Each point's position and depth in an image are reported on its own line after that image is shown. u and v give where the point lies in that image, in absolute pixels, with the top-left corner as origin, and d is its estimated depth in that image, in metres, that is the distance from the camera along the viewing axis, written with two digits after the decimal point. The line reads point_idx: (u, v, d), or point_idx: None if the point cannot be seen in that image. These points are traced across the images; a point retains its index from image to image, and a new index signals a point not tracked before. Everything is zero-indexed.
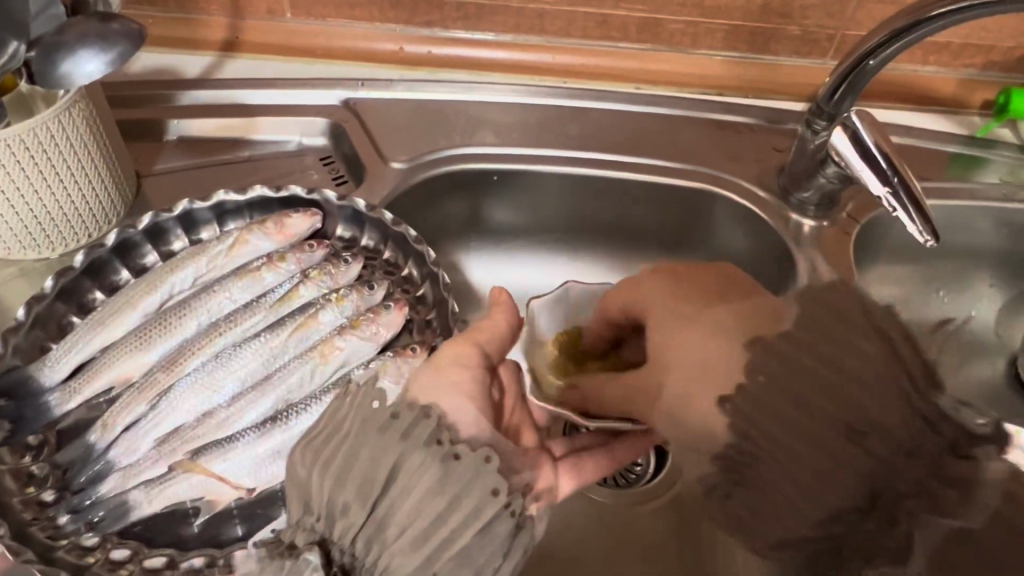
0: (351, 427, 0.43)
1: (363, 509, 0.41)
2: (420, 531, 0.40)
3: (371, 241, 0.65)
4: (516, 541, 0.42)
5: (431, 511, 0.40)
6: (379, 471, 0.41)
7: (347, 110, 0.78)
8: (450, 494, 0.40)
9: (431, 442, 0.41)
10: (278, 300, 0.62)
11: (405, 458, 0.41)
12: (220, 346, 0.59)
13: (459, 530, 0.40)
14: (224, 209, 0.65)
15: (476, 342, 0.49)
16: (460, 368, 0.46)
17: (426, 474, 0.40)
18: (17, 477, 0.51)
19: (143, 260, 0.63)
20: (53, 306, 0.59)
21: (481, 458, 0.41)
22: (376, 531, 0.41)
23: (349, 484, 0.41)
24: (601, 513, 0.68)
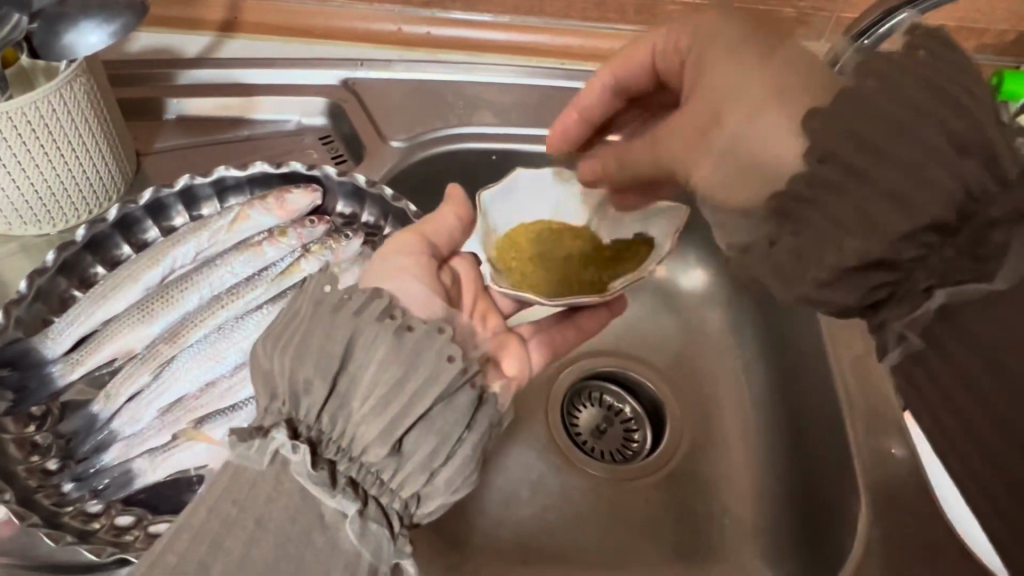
0: (303, 312, 0.44)
1: (324, 382, 0.41)
2: (381, 397, 0.41)
3: (371, 217, 0.66)
4: (480, 412, 0.44)
5: (390, 376, 0.41)
6: (336, 347, 0.42)
7: (347, 90, 0.78)
8: (405, 363, 0.42)
9: (383, 318, 0.43)
10: (279, 274, 0.62)
11: (357, 332, 0.42)
12: (222, 318, 0.60)
13: (420, 395, 0.41)
14: (224, 185, 0.65)
15: (423, 233, 0.53)
16: (405, 254, 0.51)
17: (381, 344, 0.42)
18: (21, 446, 0.52)
19: (145, 235, 0.64)
20: (55, 280, 0.59)
21: (432, 329, 0.44)
22: (340, 404, 0.42)
23: (308, 361, 0.41)
24: (599, 487, 0.69)
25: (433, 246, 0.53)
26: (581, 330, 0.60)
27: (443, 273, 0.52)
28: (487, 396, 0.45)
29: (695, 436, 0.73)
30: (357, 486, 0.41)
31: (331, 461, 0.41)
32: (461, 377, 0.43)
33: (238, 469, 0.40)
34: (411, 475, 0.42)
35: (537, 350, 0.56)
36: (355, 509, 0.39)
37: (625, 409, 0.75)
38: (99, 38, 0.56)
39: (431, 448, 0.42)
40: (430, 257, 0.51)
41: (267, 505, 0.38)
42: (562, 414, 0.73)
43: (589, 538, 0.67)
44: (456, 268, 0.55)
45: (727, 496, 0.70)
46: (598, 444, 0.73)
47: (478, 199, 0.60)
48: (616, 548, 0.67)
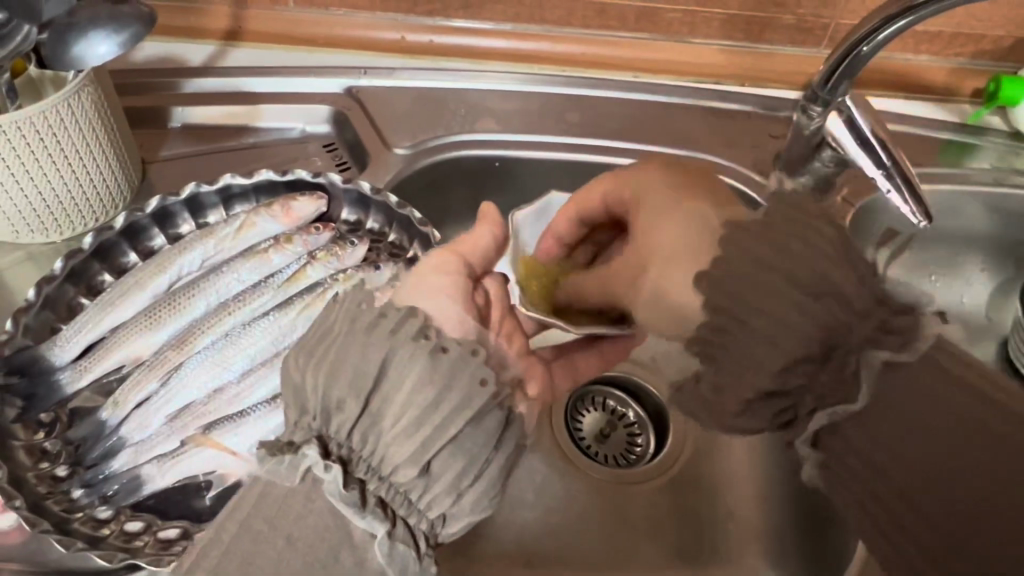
0: (342, 330, 0.42)
1: (357, 403, 0.40)
2: (413, 419, 0.40)
3: (376, 224, 0.66)
4: (506, 433, 0.44)
5: (423, 398, 0.40)
6: (370, 366, 0.41)
7: (350, 98, 0.79)
8: (438, 385, 0.41)
9: (418, 337, 0.42)
10: (286, 281, 0.62)
11: (393, 351, 0.41)
12: (229, 324, 0.60)
13: (450, 418, 0.40)
14: (230, 193, 0.66)
15: (457, 254, 0.53)
16: (437, 276, 0.50)
17: (415, 364, 0.41)
18: (31, 453, 0.52)
19: (151, 243, 0.64)
20: (63, 288, 0.60)
21: (467, 351, 0.43)
22: (371, 423, 0.41)
23: (342, 377, 0.41)
24: (601, 491, 0.70)
25: (467, 267, 0.52)
26: (601, 356, 0.60)
27: (478, 293, 0.51)
28: (513, 416, 0.45)
29: (698, 440, 0.74)
30: (385, 506, 0.41)
31: (361, 480, 0.41)
32: (488, 399, 0.42)
33: (265, 485, 0.40)
34: (438, 497, 0.41)
35: (560, 376, 0.56)
36: (384, 530, 0.39)
37: (630, 414, 0.76)
38: (109, 49, 0.56)
39: (459, 470, 0.41)
40: (464, 279, 0.50)
41: (298, 522, 0.38)
42: (566, 418, 0.74)
43: (592, 543, 0.67)
44: (487, 287, 0.53)
45: (730, 500, 0.71)
46: (602, 448, 0.73)
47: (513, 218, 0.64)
48: (621, 552, 0.67)
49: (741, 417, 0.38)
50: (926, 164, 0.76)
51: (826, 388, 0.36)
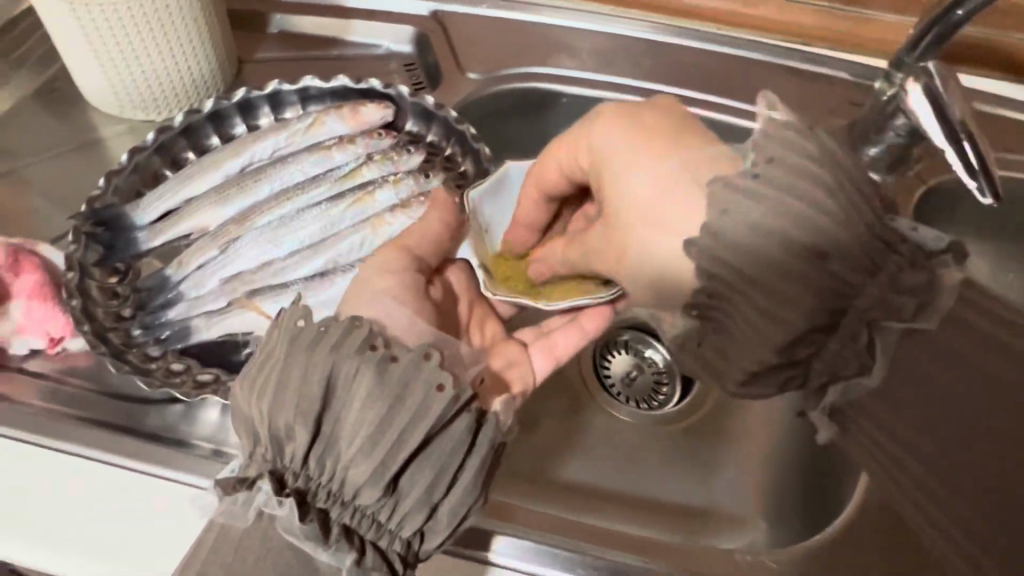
0: (286, 340, 0.43)
1: (306, 429, 0.41)
2: (368, 438, 0.41)
3: (435, 137, 0.69)
4: (481, 435, 0.43)
5: (374, 416, 0.41)
6: (312, 389, 0.41)
7: (434, 21, 0.82)
8: (387, 401, 0.41)
9: (363, 349, 0.42)
10: (344, 176, 0.67)
11: (336, 370, 0.41)
12: (286, 211, 0.67)
13: (409, 430, 0.41)
14: (308, 94, 0.71)
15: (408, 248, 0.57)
16: (387, 272, 0.54)
17: (362, 379, 0.41)
18: (104, 292, 0.59)
19: (232, 131, 0.70)
20: (150, 158, 0.66)
21: (419, 356, 0.43)
22: (326, 448, 0.41)
23: (286, 406, 0.41)
24: (613, 428, 0.72)
25: (424, 262, 0.58)
26: (579, 332, 0.61)
27: (434, 286, 0.59)
28: (491, 418, 0.44)
29: (723, 398, 0.74)
30: (352, 533, 0.43)
31: (322, 509, 0.42)
32: (451, 406, 0.42)
33: (225, 526, 0.42)
34: (408, 514, 0.42)
35: (541, 361, 0.60)
36: (351, 560, 0.41)
37: (658, 361, 0.76)
38: None
39: (429, 483, 0.42)
40: (420, 277, 0.55)
41: (256, 568, 0.41)
42: (594, 359, 0.76)
43: (598, 473, 0.69)
44: (449, 277, 0.62)
45: (747, 460, 0.70)
46: (626, 390, 0.75)
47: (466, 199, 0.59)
48: (628, 486, 0.68)
49: (747, 382, 0.43)
50: (1014, 149, 0.70)
51: (837, 356, 0.41)
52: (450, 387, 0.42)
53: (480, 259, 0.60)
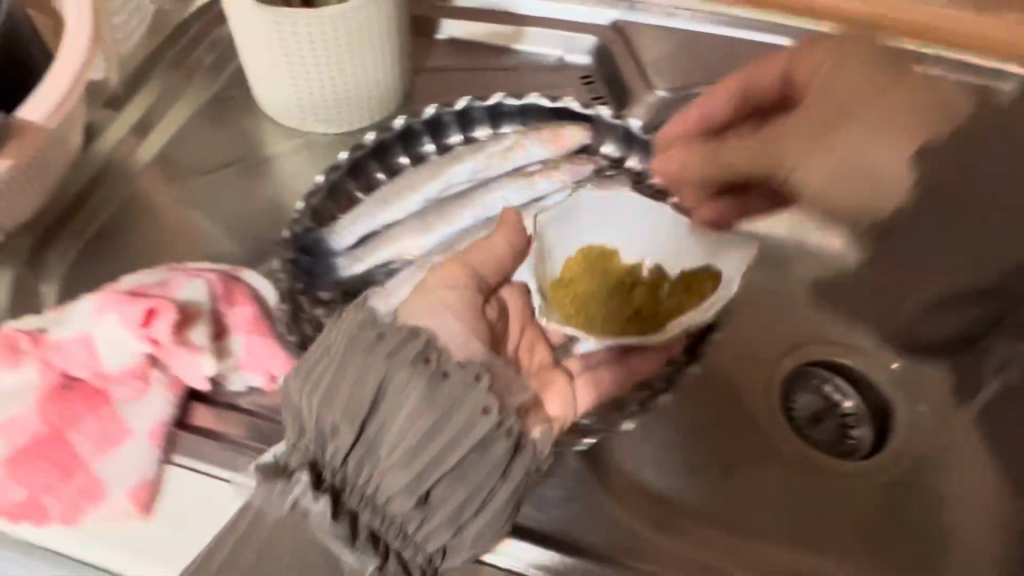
0: (338, 342, 0.42)
1: (350, 430, 0.41)
2: (411, 447, 0.40)
3: (637, 164, 0.66)
4: (516, 464, 0.42)
5: (420, 428, 0.40)
6: (365, 391, 0.41)
7: (615, 32, 0.77)
8: (437, 414, 0.40)
9: (418, 361, 0.41)
10: (557, 206, 0.61)
11: (389, 378, 0.41)
12: (498, 240, 0.60)
13: (450, 448, 0.40)
14: (500, 112, 0.68)
15: (469, 264, 0.46)
16: (449, 288, 0.45)
17: (412, 391, 0.41)
18: (312, 324, 0.55)
19: (422, 149, 0.67)
20: (345, 180, 0.64)
21: (471, 375, 0.41)
22: (368, 453, 0.41)
23: (336, 405, 0.41)
24: (804, 466, 0.66)
25: (483, 283, 0.46)
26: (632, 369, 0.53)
27: (491, 307, 0.47)
28: (529, 443, 0.42)
29: (927, 451, 0.67)
30: (378, 540, 0.41)
31: (353, 510, 0.41)
32: (493, 432, 0.41)
33: (260, 512, 0.41)
34: (437, 529, 0.41)
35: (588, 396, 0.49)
36: (373, 565, 0.41)
37: (846, 404, 0.71)
38: None
39: (463, 499, 0.41)
40: (479, 295, 0.45)
41: (285, 563, 0.40)
42: (781, 392, 0.71)
43: (794, 517, 0.62)
44: (504, 294, 0.49)
45: (954, 517, 0.63)
46: (814, 428, 0.69)
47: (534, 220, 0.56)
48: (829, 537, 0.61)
49: None
50: None
51: None
52: (427, 419, 0.40)
53: (538, 283, 0.55)
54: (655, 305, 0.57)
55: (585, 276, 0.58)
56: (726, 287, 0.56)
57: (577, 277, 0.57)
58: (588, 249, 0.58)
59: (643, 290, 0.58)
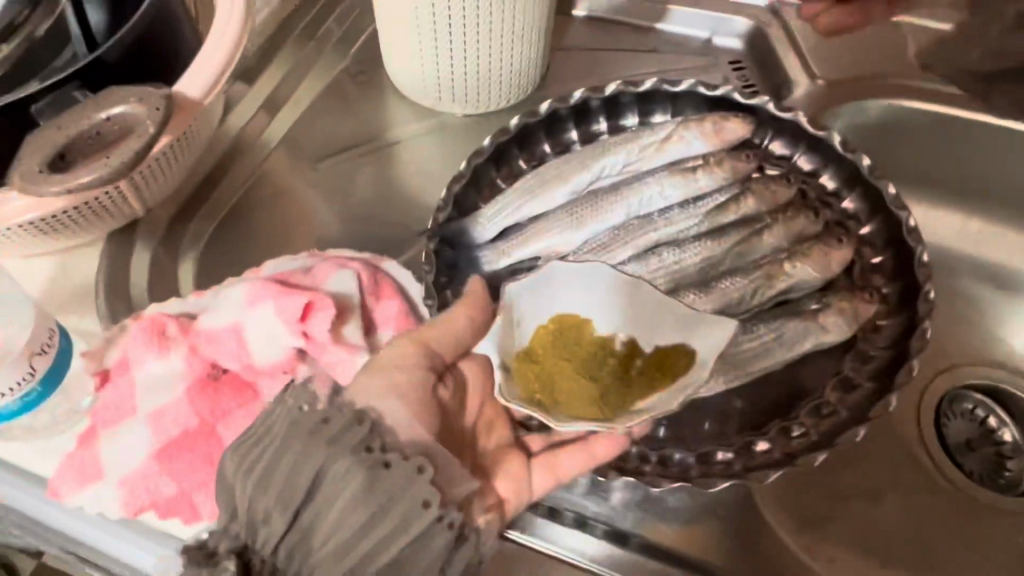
0: (275, 432, 0.36)
1: (284, 517, 0.34)
2: (347, 540, 0.35)
3: (807, 164, 0.59)
4: (455, 554, 0.37)
5: (355, 520, 0.35)
6: (301, 480, 0.35)
7: (772, 14, 0.71)
8: (374, 506, 0.35)
9: (360, 450, 0.36)
10: (716, 209, 0.57)
11: (328, 467, 0.35)
12: (651, 242, 0.56)
13: (382, 546, 0.35)
14: (653, 99, 0.62)
15: (426, 342, 0.43)
16: (398, 368, 0.41)
17: (351, 482, 0.35)
18: None
19: (566, 137, 0.63)
20: (487, 166, 0.60)
21: (413, 468, 0.36)
22: (301, 540, 0.35)
23: (270, 490, 0.34)
24: (958, 501, 0.62)
25: (435, 362, 0.43)
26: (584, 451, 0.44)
27: (445, 384, 0.44)
28: (469, 531, 0.38)
29: None
30: None
31: None
32: (439, 530, 0.36)
33: None
34: None
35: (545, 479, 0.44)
36: None
37: (1003, 435, 0.66)
38: None
39: None
40: (429, 378, 0.42)
41: None
42: (934, 417, 0.66)
43: (949, 557, 0.58)
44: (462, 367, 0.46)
45: None
46: (969, 458, 0.65)
47: (506, 289, 0.43)
48: None
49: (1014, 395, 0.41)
50: None
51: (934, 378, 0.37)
52: (440, 507, 0.36)
53: (500, 356, 0.41)
54: (632, 386, 0.44)
55: (551, 346, 0.44)
56: (698, 363, 0.43)
57: (545, 352, 0.44)
58: (560, 318, 0.45)
59: (616, 360, 0.44)
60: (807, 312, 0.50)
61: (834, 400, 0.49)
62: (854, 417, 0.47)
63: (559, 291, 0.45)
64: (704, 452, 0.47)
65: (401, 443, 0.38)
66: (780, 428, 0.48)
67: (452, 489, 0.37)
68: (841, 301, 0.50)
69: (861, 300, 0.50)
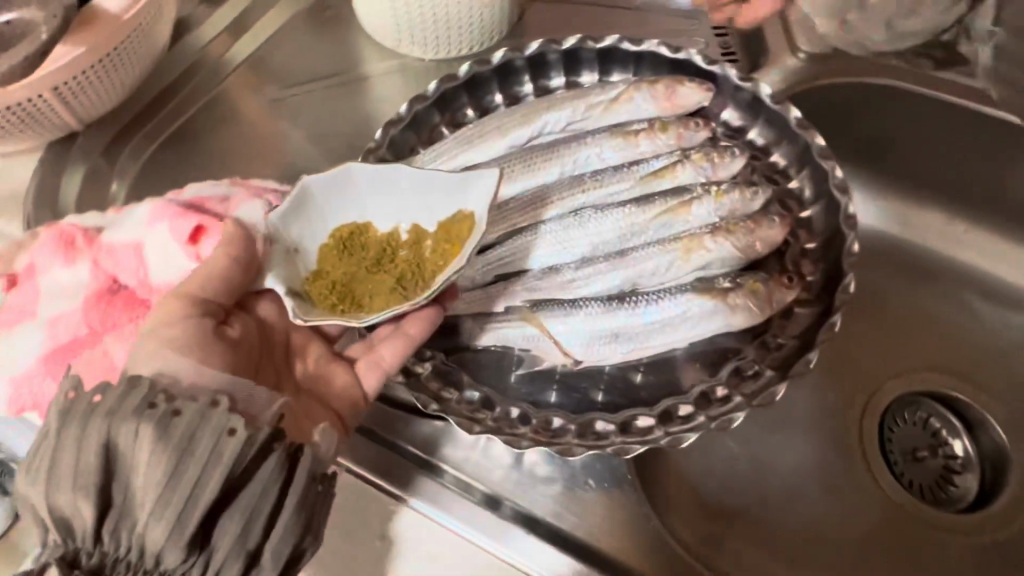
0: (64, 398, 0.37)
1: (90, 501, 0.34)
2: (157, 497, 0.34)
3: (761, 138, 0.56)
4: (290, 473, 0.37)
5: (156, 473, 0.35)
6: (90, 459, 0.34)
7: None
8: (174, 451, 0.35)
9: (144, 408, 0.36)
10: (649, 175, 0.55)
11: (114, 434, 0.35)
12: (579, 204, 0.54)
13: (197, 483, 0.35)
14: (612, 57, 0.59)
15: (189, 294, 0.44)
16: (168, 325, 0.42)
17: (142, 441, 0.35)
18: None
19: (519, 89, 0.61)
20: (430, 112, 0.59)
21: (207, 404, 0.37)
22: (121, 515, 0.35)
23: (65, 481, 0.34)
24: (892, 517, 0.55)
25: (210, 307, 0.44)
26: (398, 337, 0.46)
27: (231, 326, 0.45)
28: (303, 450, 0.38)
29: None
30: None
31: None
32: (247, 449, 0.36)
33: None
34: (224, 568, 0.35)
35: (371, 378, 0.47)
36: None
37: (954, 446, 0.59)
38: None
39: (240, 529, 0.35)
40: (208, 321, 0.43)
41: None
42: (876, 425, 0.59)
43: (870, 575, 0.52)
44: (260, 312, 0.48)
45: None
46: (912, 471, 0.58)
47: (269, 227, 0.45)
48: None
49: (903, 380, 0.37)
50: None
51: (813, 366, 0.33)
52: (246, 428, 0.36)
53: (288, 286, 0.44)
54: (421, 270, 0.45)
55: (339, 260, 0.46)
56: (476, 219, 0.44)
57: (334, 266, 0.46)
58: (342, 230, 0.47)
59: (407, 253, 0.46)
60: (717, 289, 0.48)
61: (729, 386, 0.46)
62: (738, 404, 0.44)
63: (335, 207, 0.47)
64: (585, 421, 0.45)
65: (195, 387, 0.39)
66: (663, 409, 0.45)
67: (260, 417, 0.39)
68: (754, 282, 0.48)
69: (778, 286, 0.47)
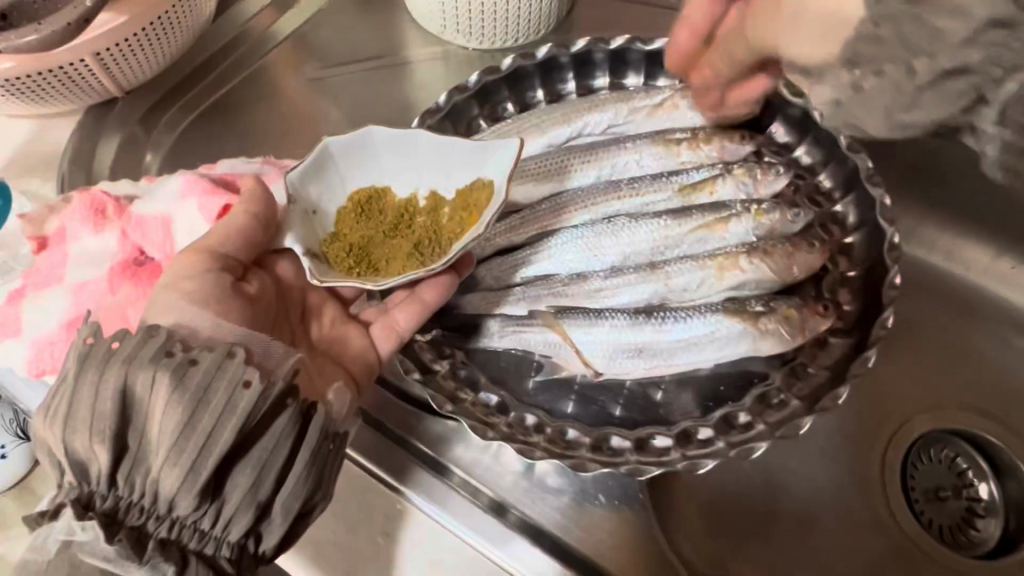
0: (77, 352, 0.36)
1: (104, 449, 0.34)
2: (171, 447, 0.34)
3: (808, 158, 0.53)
4: (302, 425, 0.37)
5: (170, 425, 0.34)
6: (104, 405, 0.34)
7: None
8: (189, 401, 0.34)
9: (160, 356, 0.35)
10: (689, 188, 0.53)
11: (130, 381, 0.35)
12: (613, 209, 0.53)
13: (212, 432, 0.34)
14: (661, 61, 0.58)
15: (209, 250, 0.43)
16: (185, 279, 0.41)
17: (158, 388, 0.35)
18: None
19: (563, 86, 0.59)
20: (469, 103, 0.57)
21: (222, 356, 0.36)
22: (133, 464, 0.34)
23: (79, 426, 0.34)
24: (906, 550, 0.53)
25: (228, 262, 0.44)
26: (414, 298, 0.46)
27: (249, 282, 0.45)
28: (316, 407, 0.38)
29: None
30: (172, 546, 0.35)
31: (134, 527, 0.34)
32: (261, 403, 0.35)
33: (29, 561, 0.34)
34: (236, 514, 0.35)
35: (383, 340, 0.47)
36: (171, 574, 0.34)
37: (980, 488, 0.57)
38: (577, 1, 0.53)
39: (251, 481, 0.35)
40: (227, 276, 0.43)
41: None
42: (899, 457, 0.58)
43: None
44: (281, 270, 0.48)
45: None
46: (932, 509, 0.56)
47: (288, 184, 0.44)
48: None
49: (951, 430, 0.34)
50: None
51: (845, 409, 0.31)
52: (262, 382, 0.36)
53: (305, 246, 0.44)
54: (438, 233, 0.45)
55: (355, 224, 0.46)
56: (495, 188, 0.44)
57: (350, 230, 0.46)
58: (357, 193, 0.47)
59: (423, 216, 0.46)
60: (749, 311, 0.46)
61: (752, 411, 0.44)
62: (760, 434, 0.43)
63: (352, 167, 0.47)
64: (601, 435, 0.44)
65: (210, 340, 0.38)
66: (682, 430, 0.44)
67: (276, 370, 0.38)
68: (787, 308, 0.46)
69: (812, 314, 0.46)
